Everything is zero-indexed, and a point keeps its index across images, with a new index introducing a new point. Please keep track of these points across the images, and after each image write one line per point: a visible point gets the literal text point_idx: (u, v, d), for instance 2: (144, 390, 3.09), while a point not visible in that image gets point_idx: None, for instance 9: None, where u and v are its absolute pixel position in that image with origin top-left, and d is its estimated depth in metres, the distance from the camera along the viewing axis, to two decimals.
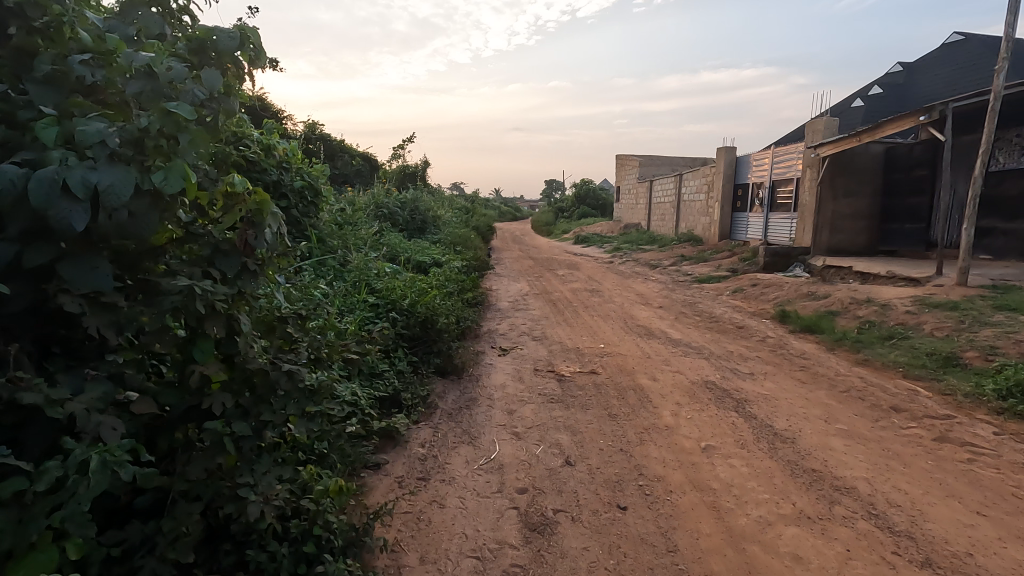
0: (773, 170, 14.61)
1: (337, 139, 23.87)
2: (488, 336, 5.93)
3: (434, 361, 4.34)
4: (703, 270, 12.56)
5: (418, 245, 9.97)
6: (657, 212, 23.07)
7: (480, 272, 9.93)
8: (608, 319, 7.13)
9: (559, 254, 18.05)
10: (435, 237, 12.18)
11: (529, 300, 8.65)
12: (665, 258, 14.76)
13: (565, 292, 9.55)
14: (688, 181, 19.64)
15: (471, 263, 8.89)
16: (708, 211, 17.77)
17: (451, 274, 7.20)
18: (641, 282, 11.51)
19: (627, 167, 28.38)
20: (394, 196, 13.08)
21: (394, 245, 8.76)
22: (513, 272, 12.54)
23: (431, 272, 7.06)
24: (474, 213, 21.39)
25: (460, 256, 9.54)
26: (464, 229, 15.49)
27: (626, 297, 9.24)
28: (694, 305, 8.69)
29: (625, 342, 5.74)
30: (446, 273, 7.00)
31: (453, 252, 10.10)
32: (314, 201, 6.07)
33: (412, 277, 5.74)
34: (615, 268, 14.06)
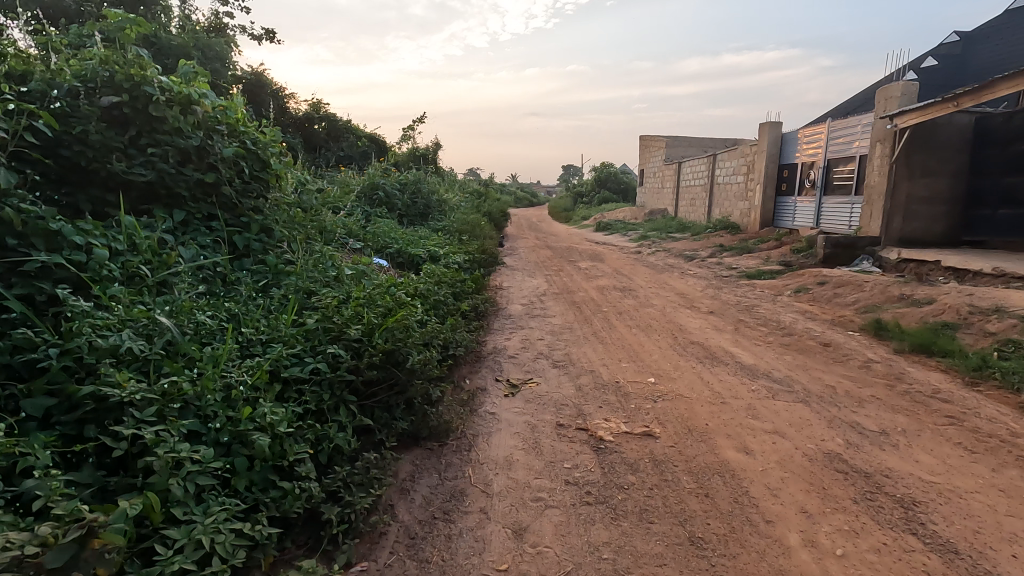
0: (828, 147, 12.69)
1: (341, 119, 22.32)
2: (490, 364, 4.35)
3: (399, 420, 2.79)
4: (750, 263, 10.82)
5: (417, 234, 8.39)
6: (687, 197, 21.19)
7: (490, 267, 8.31)
8: (651, 330, 5.52)
9: (580, 243, 16.42)
10: (438, 224, 10.62)
11: (548, 301, 7.06)
12: (702, 249, 13.01)
13: (591, 290, 7.93)
14: (723, 162, 17.71)
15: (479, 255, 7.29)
16: (748, 195, 15.89)
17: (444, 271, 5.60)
18: (678, 277, 9.83)
19: (652, 148, 26.39)
20: (393, 177, 11.48)
21: (382, 236, 7.17)
22: (528, 265, 10.92)
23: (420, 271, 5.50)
24: (486, 198, 19.77)
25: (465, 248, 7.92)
26: (474, 215, 13.91)
27: (665, 298, 7.57)
28: (752, 310, 7.01)
29: (684, 372, 4.12)
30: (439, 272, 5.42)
31: (459, 243, 8.48)
32: (260, 177, 4.53)
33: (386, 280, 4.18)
34: (644, 260, 12.37)
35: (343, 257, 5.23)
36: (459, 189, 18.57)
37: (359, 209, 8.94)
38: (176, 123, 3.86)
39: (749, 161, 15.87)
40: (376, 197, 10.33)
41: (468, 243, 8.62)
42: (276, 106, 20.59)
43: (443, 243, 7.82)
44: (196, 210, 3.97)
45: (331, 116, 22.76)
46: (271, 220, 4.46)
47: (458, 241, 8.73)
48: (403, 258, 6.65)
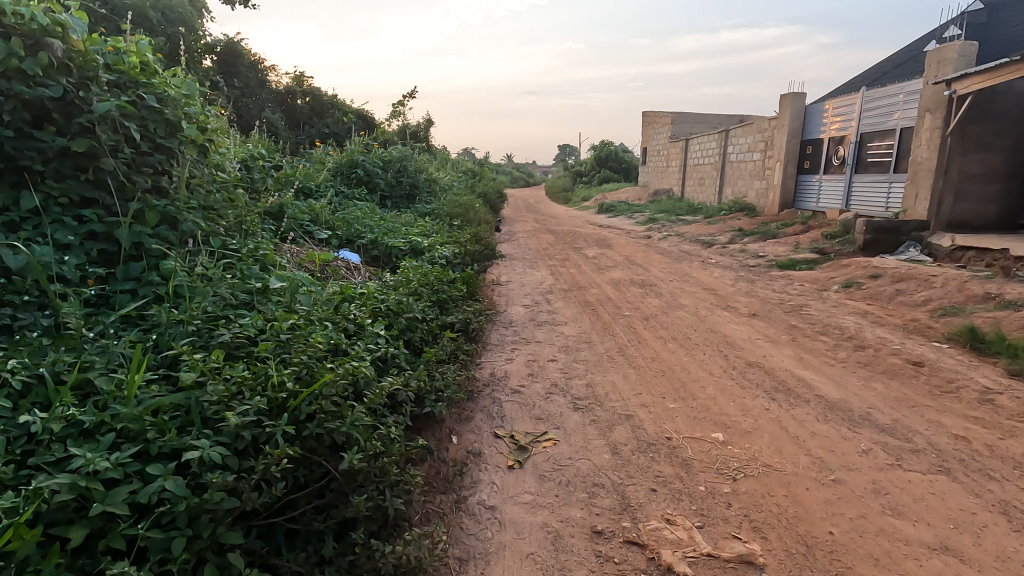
0: (861, 120, 11.40)
1: (326, 93, 20.83)
2: (486, 406, 3.14)
3: (325, 566, 1.61)
4: (777, 250, 9.63)
5: (399, 220, 7.10)
6: (695, 176, 19.89)
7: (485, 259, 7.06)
8: (691, 344, 4.32)
9: (583, 227, 15.21)
10: (427, 207, 9.37)
11: (555, 301, 5.86)
12: (719, 233, 11.79)
13: (605, 285, 6.71)
14: (738, 137, 16.38)
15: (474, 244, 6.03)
16: (765, 173, 14.63)
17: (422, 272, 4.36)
18: (700, 267, 8.64)
19: (656, 125, 24.97)
20: (376, 153, 10.15)
21: (353, 224, 5.90)
22: (529, 253, 9.70)
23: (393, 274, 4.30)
24: (482, 178, 18.46)
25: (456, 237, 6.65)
26: (468, 196, 12.65)
27: (694, 295, 6.37)
28: (801, 311, 5.83)
29: (757, 420, 2.94)
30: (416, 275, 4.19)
31: (448, 231, 7.21)
32: (166, 146, 3.27)
33: (336, 293, 2.96)
34: (656, 246, 11.19)
35: (289, 257, 3.99)
36: (451, 168, 17.22)
37: (332, 189, 7.65)
38: (14, 62, 2.62)
39: (767, 136, 14.56)
40: (354, 176, 9.02)
41: (458, 231, 7.36)
42: (255, 79, 19.12)
43: (429, 232, 6.55)
44: (58, 192, 2.74)
45: (315, 90, 21.27)
46: (180, 206, 3.21)
47: (446, 229, 7.44)
48: (377, 251, 5.39)
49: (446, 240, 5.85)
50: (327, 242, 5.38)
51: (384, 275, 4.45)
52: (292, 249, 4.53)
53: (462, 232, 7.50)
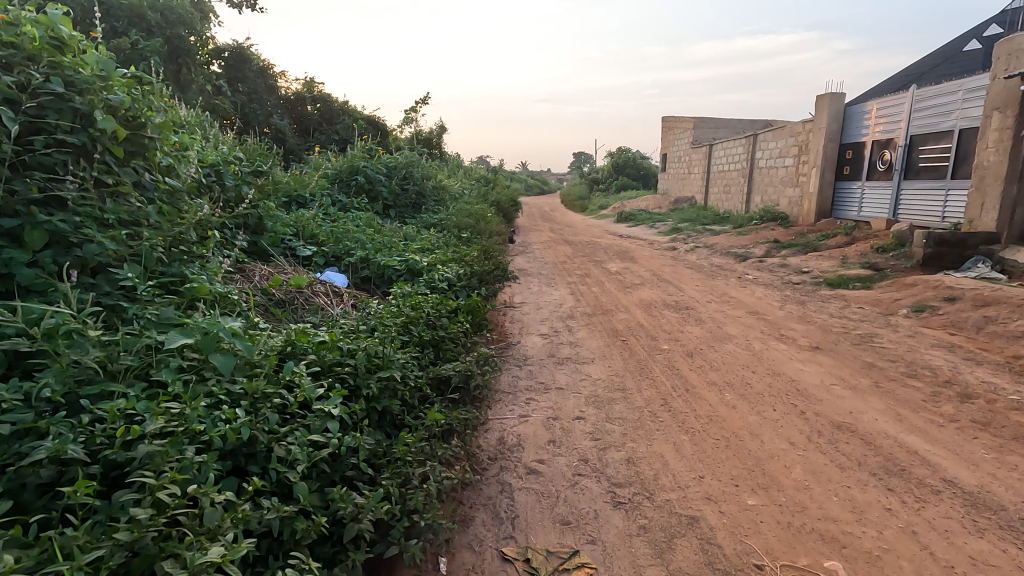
0: (911, 121, 10.38)
1: (336, 99, 20.26)
2: (489, 498, 2.29)
3: None
4: (822, 265, 8.65)
5: (399, 232, 6.30)
6: (719, 183, 18.90)
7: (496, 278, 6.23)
8: (755, 394, 3.41)
9: (602, 237, 14.33)
10: (434, 217, 8.58)
11: (577, 329, 4.99)
12: (753, 245, 10.83)
13: (635, 308, 5.83)
14: (768, 142, 15.38)
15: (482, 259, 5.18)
16: (799, 180, 13.63)
17: (411, 302, 3.50)
18: (738, 285, 7.70)
19: (677, 130, 24.03)
20: (380, 159, 9.38)
21: (342, 239, 5.09)
22: (545, 267, 8.85)
23: (381, 307, 3.50)
24: (495, 185, 17.70)
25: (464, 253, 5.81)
26: (480, 205, 11.85)
27: (740, 321, 5.46)
28: (873, 343, 4.88)
29: (883, 534, 2.04)
30: (402, 308, 3.33)
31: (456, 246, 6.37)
32: (71, 144, 2.51)
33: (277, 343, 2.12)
34: (684, 260, 10.26)
35: (236, 289, 3.19)
36: (463, 175, 16.47)
37: (326, 199, 6.87)
38: None
39: (801, 140, 13.56)
40: (355, 182, 8.25)
41: (468, 247, 6.52)
42: (263, 84, 18.57)
43: (432, 247, 5.72)
44: None
45: (325, 95, 20.71)
46: (81, 221, 2.41)
47: (453, 244, 6.60)
48: (369, 272, 4.56)
49: (450, 257, 5.01)
50: (311, 261, 4.64)
51: (366, 307, 3.62)
52: (248, 277, 3.68)
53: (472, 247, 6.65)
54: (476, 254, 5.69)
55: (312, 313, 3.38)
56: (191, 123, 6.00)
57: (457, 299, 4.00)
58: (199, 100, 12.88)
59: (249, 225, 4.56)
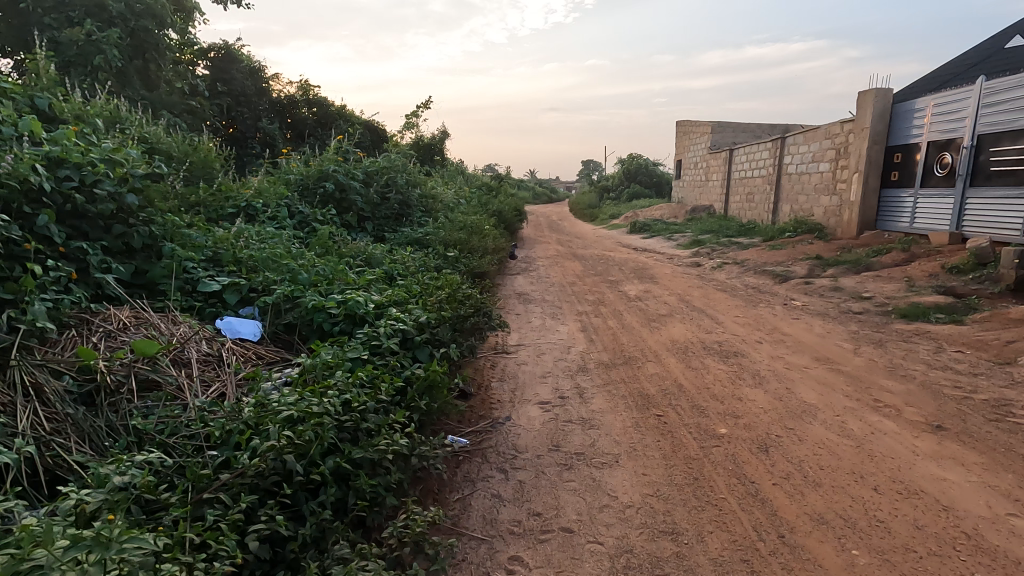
0: (977, 118, 8.92)
1: (331, 102, 19.09)
2: None
3: None
4: (884, 288, 7.20)
5: (363, 255, 4.92)
6: (742, 192, 17.46)
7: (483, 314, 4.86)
8: (903, 554, 1.99)
9: (615, 251, 12.93)
10: (418, 232, 7.26)
11: (589, 393, 3.60)
12: (792, 263, 9.37)
13: (669, 355, 4.43)
14: (799, 146, 13.91)
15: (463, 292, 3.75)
16: (836, 187, 12.18)
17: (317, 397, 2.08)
18: (786, 315, 6.27)
19: (693, 135, 22.63)
20: (360, 164, 8.06)
21: (268, 264, 3.72)
22: (550, 289, 7.47)
23: (280, 394, 2.17)
24: (499, 193, 16.40)
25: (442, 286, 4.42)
26: (479, 216, 10.53)
27: (813, 378, 4.03)
28: (1013, 415, 3.44)
29: None
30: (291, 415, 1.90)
31: (434, 274, 4.97)
32: None
33: None
34: (712, 280, 8.85)
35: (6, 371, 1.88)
36: (463, 183, 15.16)
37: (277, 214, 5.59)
38: None
39: (839, 143, 12.10)
40: (324, 190, 6.93)
41: (449, 275, 5.12)
42: (252, 86, 17.40)
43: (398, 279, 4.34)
44: None
45: (321, 99, 19.56)
46: None
47: (433, 271, 5.20)
48: (292, 318, 3.18)
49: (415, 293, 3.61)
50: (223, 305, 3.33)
51: (246, 398, 2.22)
52: (83, 338, 2.45)
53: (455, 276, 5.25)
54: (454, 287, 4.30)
55: (164, 405, 2.09)
56: (97, 115, 4.73)
57: (407, 375, 2.55)
58: (171, 100, 11.68)
59: (139, 249, 3.51)
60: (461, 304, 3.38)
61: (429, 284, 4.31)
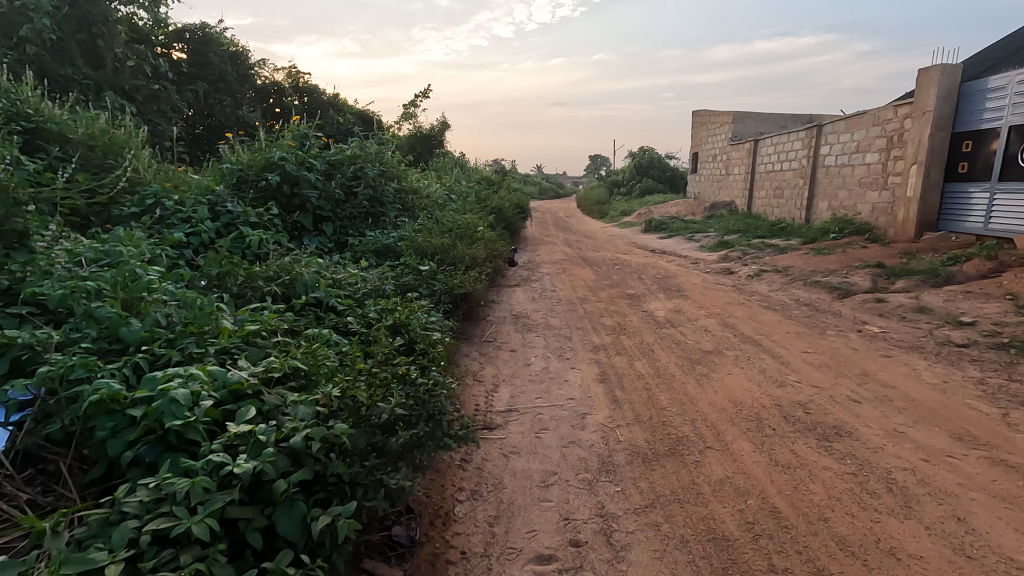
0: None
1: (321, 89, 17.60)
2: None
3: None
4: (984, 309, 5.62)
5: (280, 276, 3.43)
6: (768, 187, 15.81)
7: (450, 366, 3.36)
8: None
9: (631, 255, 11.39)
10: (390, 236, 5.78)
11: (621, 533, 2.08)
12: (848, 272, 7.78)
13: (736, 437, 2.89)
14: (839, 134, 12.25)
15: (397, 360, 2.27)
16: (887, 181, 10.56)
17: None
18: (870, 350, 4.73)
19: (712, 125, 20.93)
20: (321, 151, 6.53)
21: (67, 289, 2.17)
22: (557, 308, 5.96)
23: None
24: (501, 189, 14.87)
25: (383, 335, 2.93)
26: (474, 215, 9.04)
27: (984, 488, 2.47)
28: None
29: None
30: None
31: (384, 305, 3.47)
32: None
33: None
34: (754, 294, 7.30)
35: None
36: (461, 177, 13.67)
37: (177, 232, 4.18)
38: None
39: (891, 130, 10.47)
40: (266, 184, 5.41)
41: (406, 307, 3.63)
42: (232, 71, 15.91)
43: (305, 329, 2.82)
44: None
45: (309, 86, 18.07)
46: None
47: (385, 299, 3.70)
48: (64, 422, 1.66)
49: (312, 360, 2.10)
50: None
51: None
52: None
53: (417, 306, 3.76)
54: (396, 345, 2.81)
55: None
56: None
57: None
58: (124, 82, 10.19)
59: None
60: (383, 392, 1.89)
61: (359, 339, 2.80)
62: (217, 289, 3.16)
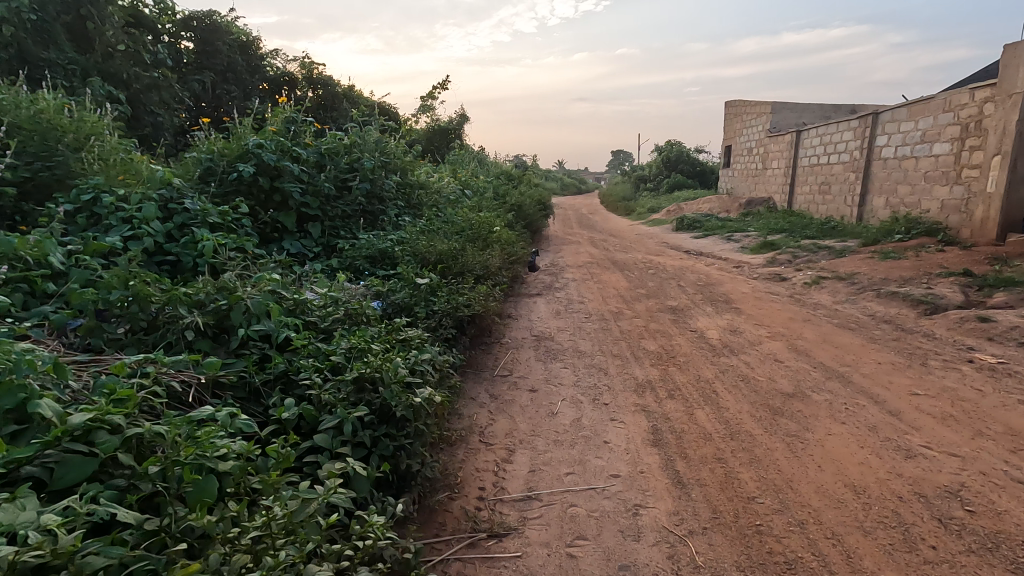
0: None
1: (334, 81, 16.75)
2: None
3: None
4: None
5: (211, 298, 2.50)
6: (813, 181, 14.50)
7: (440, 426, 2.41)
8: None
9: (665, 256, 10.30)
10: (386, 239, 4.85)
11: None
12: (928, 281, 6.62)
13: (881, 567, 1.86)
14: (900, 123, 10.95)
15: (316, 498, 1.58)
16: (960, 175, 9.29)
17: None
18: (1000, 391, 3.62)
19: (748, 116, 19.58)
20: (312, 137, 5.62)
21: None
22: (586, 325, 4.97)
23: None
24: (522, 184, 13.86)
25: (335, 400, 2.01)
26: (491, 213, 8.08)
27: None
28: None
29: None
30: None
31: (353, 342, 2.53)
32: None
33: None
34: (818, 307, 6.19)
35: None
36: (479, 171, 12.70)
37: (108, 238, 3.30)
38: None
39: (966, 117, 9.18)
40: (237, 176, 4.51)
41: (382, 341, 2.68)
42: (242, 62, 15.14)
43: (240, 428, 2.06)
44: None
45: (323, 78, 17.24)
46: None
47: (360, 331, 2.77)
48: None
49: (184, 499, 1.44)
50: None
51: None
52: None
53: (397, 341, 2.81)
54: (350, 425, 1.90)
55: None
56: None
57: None
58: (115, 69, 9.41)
59: None
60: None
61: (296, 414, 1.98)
62: (98, 338, 2.23)
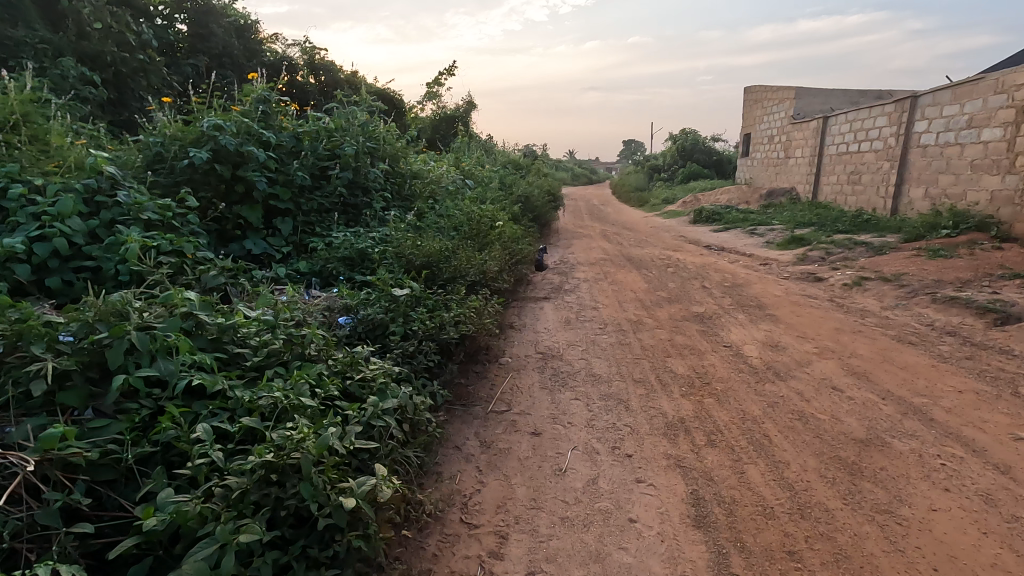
0: None
1: (337, 66, 16.04)
2: None
3: None
4: None
5: (88, 329, 1.81)
6: (841, 171, 13.58)
7: (398, 512, 1.76)
8: None
9: (684, 252, 9.55)
10: (368, 237, 4.16)
11: None
12: (990, 284, 5.81)
13: None
14: (943, 107, 10.03)
15: None
16: (1013, 163, 8.42)
17: None
18: None
19: (769, 102, 18.62)
20: (288, 119, 4.92)
21: None
22: (601, 338, 4.26)
23: None
24: (532, 175, 13.11)
25: (223, 508, 1.35)
26: (494, 205, 7.38)
27: None
28: None
29: None
30: None
31: (284, 392, 1.86)
32: None
33: None
34: (865, 314, 5.43)
35: None
36: (485, 161, 11.97)
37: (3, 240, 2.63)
38: None
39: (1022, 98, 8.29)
40: (189, 163, 3.82)
41: (329, 385, 2.00)
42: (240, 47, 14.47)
43: (96, 538, 1.42)
44: None
45: (325, 64, 16.53)
46: None
47: (302, 370, 2.08)
48: None
49: None
50: None
51: None
52: None
53: (353, 383, 2.13)
54: (235, 556, 1.24)
55: None
56: None
57: None
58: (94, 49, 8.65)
59: None
60: None
61: (169, 520, 1.32)
62: None
